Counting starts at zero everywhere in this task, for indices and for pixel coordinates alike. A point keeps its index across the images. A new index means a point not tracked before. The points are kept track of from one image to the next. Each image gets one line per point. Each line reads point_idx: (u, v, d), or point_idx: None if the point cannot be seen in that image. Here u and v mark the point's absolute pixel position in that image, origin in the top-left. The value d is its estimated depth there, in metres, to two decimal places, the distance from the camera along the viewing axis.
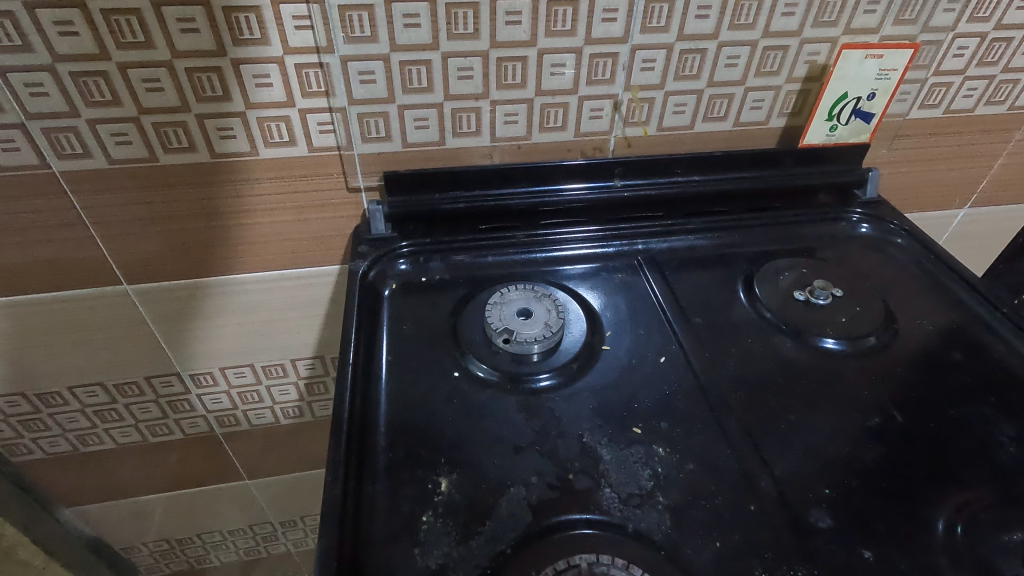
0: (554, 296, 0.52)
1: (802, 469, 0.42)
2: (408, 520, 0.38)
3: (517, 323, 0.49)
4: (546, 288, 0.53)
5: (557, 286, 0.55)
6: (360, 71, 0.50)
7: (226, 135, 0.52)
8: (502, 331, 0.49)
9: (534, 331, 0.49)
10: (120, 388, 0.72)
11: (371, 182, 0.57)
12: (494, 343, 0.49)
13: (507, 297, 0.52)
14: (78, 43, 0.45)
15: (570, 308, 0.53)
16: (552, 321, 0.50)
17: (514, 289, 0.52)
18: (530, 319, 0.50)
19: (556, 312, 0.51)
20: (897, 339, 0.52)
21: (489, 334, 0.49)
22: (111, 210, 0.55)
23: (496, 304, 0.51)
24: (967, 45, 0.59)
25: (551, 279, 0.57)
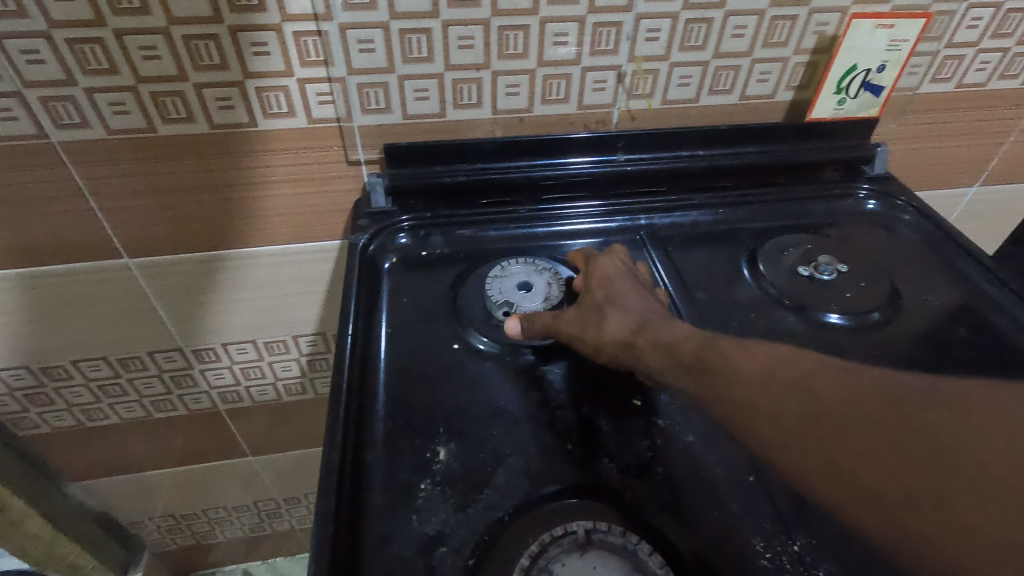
0: (557, 270, 0.52)
1: None
2: (406, 487, 0.39)
3: (518, 296, 0.49)
4: (548, 263, 0.53)
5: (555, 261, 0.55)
6: (359, 40, 0.49)
7: (225, 105, 0.51)
8: (503, 303, 0.49)
9: (528, 304, 0.49)
10: (124, 362, 0.72)
11: (371, 154, 0.57)
12: (493, 315, 0.49)
13: (508, 270, 0.52)
14: (73, 8, 0.44)
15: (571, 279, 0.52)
16: (552, 293, 0.50)
17: (515, 263, 0.52)
18: (531, 292, 0.50)
19: (557, 285, 0.50)
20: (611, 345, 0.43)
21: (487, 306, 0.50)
22: (110, 181, 0.54)
23: (496, 277, 0.51)
24: (982, 16, 0.58)
25: (550, 255, 0.57)
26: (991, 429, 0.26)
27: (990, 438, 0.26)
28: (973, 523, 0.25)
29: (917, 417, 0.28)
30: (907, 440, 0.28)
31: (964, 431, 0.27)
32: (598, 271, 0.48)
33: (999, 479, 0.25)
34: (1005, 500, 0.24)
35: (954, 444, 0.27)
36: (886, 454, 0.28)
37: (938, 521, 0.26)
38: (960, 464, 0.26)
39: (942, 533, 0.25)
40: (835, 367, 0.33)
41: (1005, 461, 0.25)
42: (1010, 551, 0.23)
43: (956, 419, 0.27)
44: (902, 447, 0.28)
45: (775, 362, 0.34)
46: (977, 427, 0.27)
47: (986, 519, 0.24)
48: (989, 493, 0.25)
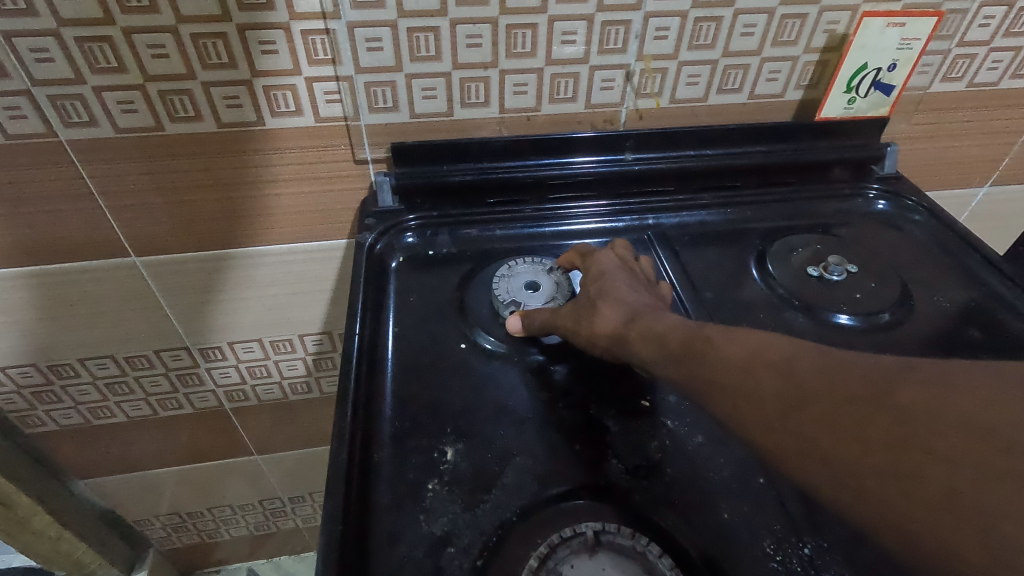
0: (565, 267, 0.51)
1: None
2: (414, 486, 0.38)
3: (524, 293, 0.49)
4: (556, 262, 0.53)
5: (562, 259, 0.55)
6: (367, 38, 0.49)
7: (233, 104, 0.51)
8: (510, 303, 0.49)
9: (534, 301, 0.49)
10: (130, 360, 0.72)
11: (378, 153, 0.57)
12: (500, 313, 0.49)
13: (515, 270, 0.52)
14: (82, 6, 0.44)
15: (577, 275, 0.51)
16: (560, 291, 0.49)
17: (522, 262, 0.52)
18: (538, 291, 0.50)
19: (565, 284, 0.50)
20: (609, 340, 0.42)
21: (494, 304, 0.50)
22: (118, 180, 0.55)
23: (504, 276, 0.51)
24: (994, 14, 0.57)
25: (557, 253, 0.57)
26: (961, 398, 0.25)
27: (958, 409, 0.25)
28: (944, 497, 0.24)
29: (891, 393, 0.27)
30: (880, 417, 0.27)
31: (933, 404, 0.26)
32: (595, 266, 0.48)
33: (963, 449, 0.24)
34: (976, 478, 0.23)
35: (924, 418, 0.26)
36: (859, 438, 0.27)
37: (911, 497, 0.25)
38: (927, 436, 0.25)
39: (916, 509, 0.25)
40: (816, 349, 0.32)
41: (979, 432, 0.24)
42: (979, 523, 0.23)
43: (928, 392, 0.26)
44: (874, 424, 0.27)
45: (758, 347, 0.34)
46: (947, 399, 0.26)
47: (956, 493, 0.24)
48: (959, 464, 0.24)
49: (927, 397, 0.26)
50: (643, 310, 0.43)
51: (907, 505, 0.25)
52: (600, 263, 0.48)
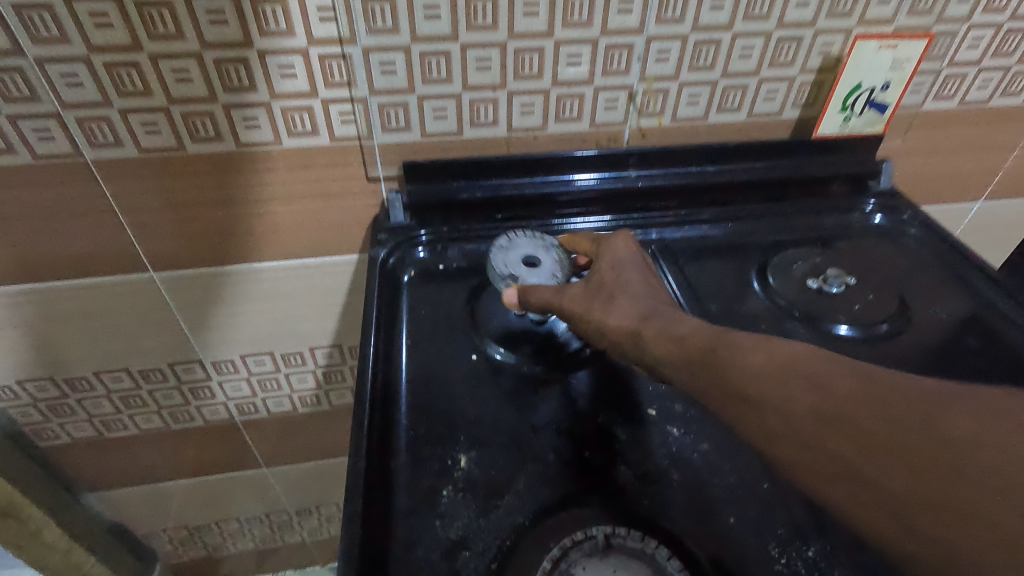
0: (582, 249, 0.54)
1: None
2: (429, 493, 0.40)
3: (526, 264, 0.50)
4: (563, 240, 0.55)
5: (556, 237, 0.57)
6: (381, 62, 0.51)
7: (252, 125, 0.53)
8: (508, 275, 0.49)
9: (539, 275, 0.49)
10: (145, 374, 0.74)
11: (390, 171, 0.59)
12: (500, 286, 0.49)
13: (514, 243, 0.52)
14: (112, 35, 0.47)
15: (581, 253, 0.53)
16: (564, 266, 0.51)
17: (522, 236, 0.53)
18: (537, 267, 0.50)
19: (563, 265, 0.51)
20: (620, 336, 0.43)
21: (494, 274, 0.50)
22: (140, 198, 0.57)
23: (502, 248, 0.51)
24: (982, 36, 0.59)
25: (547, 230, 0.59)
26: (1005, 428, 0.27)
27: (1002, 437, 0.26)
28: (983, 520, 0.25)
29: (916, 413, 0.29)
30: (922, 439, 0.28)
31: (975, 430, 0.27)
32: (608, 255, 0.49)
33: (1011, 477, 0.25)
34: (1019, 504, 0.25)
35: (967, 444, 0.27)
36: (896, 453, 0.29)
37: (948, 518, 0.26)
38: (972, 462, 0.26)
39: (941, 523, 0.27)
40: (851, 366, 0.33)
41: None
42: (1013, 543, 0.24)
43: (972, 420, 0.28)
44: (916, 446, 0.28)
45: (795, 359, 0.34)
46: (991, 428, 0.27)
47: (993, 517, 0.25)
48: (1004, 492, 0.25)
49: (970, 423, 0.28)
50: (661, 306, 0.43)
51: (940, 523, 0.27)
52: (614, 251, 0.49)
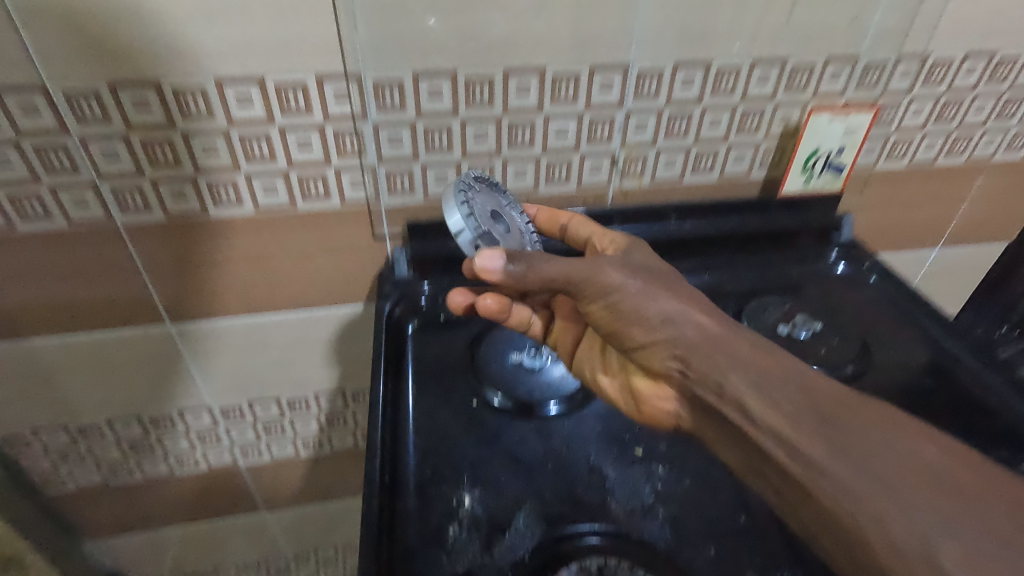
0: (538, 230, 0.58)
1: None
2: (437, 530, 0.43)
3: (497, 228, 0.51)
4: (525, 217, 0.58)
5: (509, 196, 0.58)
6: (389, 136, 0.57)
7: (271, 191, 0.59)
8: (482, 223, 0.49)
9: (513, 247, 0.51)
10: (155, 421, 0.77)
11: (394, 230, 0.64)
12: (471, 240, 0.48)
13: (492, 203, 0.54)
14: (150, 117, 0.52)
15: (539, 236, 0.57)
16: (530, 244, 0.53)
17: (498, 201, 0.55)
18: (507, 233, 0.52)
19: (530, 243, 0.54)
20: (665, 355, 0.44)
21: (465, 226, 0.49)
22: (164, 256, 0.61)
23: (482, 200, 0.53)
24: (923, 105, 0.67)
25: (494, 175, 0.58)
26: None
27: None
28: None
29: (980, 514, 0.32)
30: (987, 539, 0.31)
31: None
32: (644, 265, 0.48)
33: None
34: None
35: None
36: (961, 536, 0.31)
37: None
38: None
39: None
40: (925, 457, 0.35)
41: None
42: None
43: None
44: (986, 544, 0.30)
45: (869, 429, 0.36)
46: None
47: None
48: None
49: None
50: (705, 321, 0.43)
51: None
52: (632, 250, 0.50)
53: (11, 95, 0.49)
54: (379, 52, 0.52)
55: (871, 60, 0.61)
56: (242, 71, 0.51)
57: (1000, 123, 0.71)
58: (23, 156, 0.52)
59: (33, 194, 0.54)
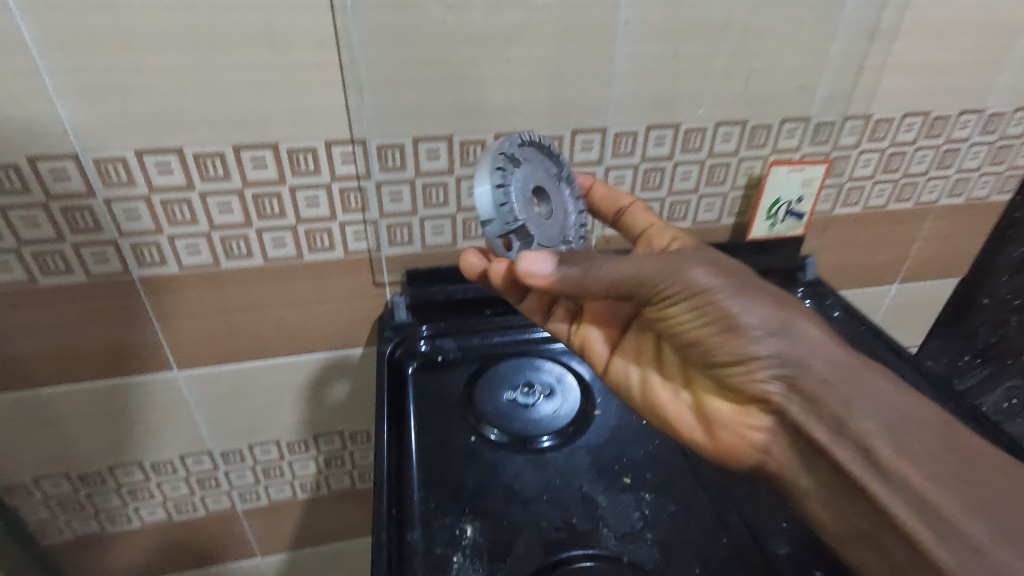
0: (579, 214, 0.56)
1: (760, 508, 0.51)
2: (442, 560, 0.46)
3: (531, 216, 0.49)
4: (566, 198, 0.55)
5: (555, 168, 0.54)
6: (391, 193, 0.62)
7: (280, 244, 0.63)
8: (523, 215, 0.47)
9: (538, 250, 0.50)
10: (157, 466, 0.79)
11: (394, 278, 0.69)
12: (497, 237, 0.47)
13: (535, 177, 0.51)
14: (171, 179, 0.57)
15: (575, 224, 0.55)
16: (558, 243, 0.52)
17: (540, 170, 0.52)
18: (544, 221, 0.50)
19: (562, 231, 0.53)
20: (758, 370, 0.45)
21: (494, 216, 0.46)
22: (176, 306, 0.65)
23: (527, 176, 0.50)
24: (871, 158, 0.75)
25: (546, 142, 0.54)
26: None
27: None
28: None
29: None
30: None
31: None
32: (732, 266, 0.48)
33: None
34: None
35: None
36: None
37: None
38: None
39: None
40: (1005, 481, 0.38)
41: None
42: None
43: None
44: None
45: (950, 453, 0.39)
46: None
47: None
48: None
49: None
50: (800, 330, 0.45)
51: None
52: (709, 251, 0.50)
53: (44, 163, 0.53)
54: (383, 120, 0.58)
55: (822, 119, 0.68)
56: (259, 138, 0.56)
57: (941, 172, 0.79)
58: (50, 217, 0.56)
59: (57, 252, 0.58)
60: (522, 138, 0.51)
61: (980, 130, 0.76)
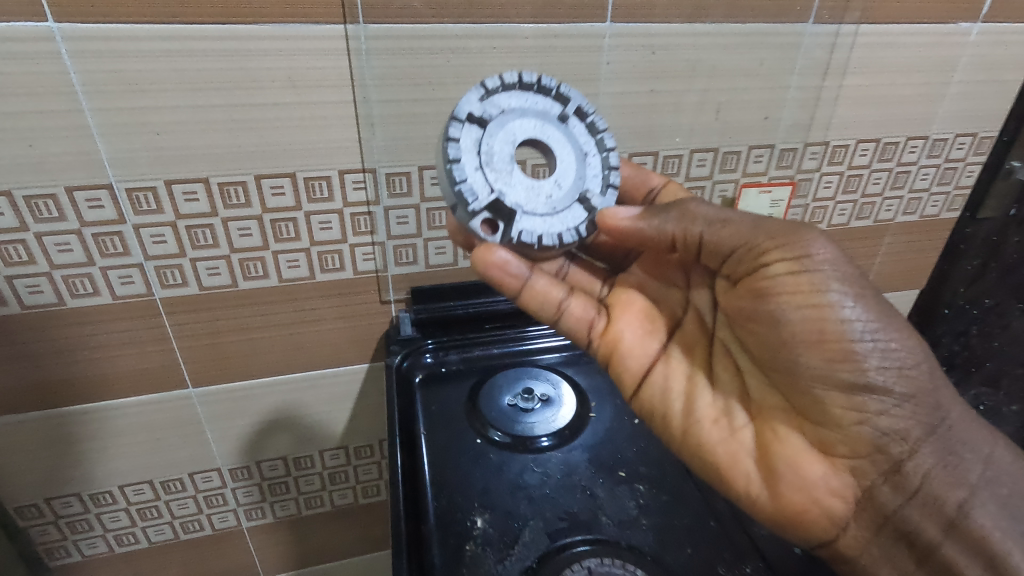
0: (603, 152, 0.54)
1: None
2: (456, 549, 0.50)
3: (508, 184, 0.50)
4: (582, 138, 0.53)
5: (560, 106, 0.52)
6: (398, 216, 0.68)
7: (294, 265, 0.68)
8: (491, 190, 0.50)
9: (535, 222, 0.51)
10: (166, 484, 0.81)
11: (399, 296, 0.74)
12: (468, 223, 0.50)
13: (514, 132, 0.51)
14: (196, 207, 0.61)
15: (597, 167, 0.54)
16: (564, 205, 0.52)
17: (523, 119, 0.51)
18: (527, 184, 0.51)
19: (559, 182, 0.52)
20: (861, 398, 0.48)
21: (456, 203, 0.49)
22: (194, 325, 0.69)
23: (500, 139, 0.50)
24: (832, 180, 0.83)
25: (534, 79, 0.51)
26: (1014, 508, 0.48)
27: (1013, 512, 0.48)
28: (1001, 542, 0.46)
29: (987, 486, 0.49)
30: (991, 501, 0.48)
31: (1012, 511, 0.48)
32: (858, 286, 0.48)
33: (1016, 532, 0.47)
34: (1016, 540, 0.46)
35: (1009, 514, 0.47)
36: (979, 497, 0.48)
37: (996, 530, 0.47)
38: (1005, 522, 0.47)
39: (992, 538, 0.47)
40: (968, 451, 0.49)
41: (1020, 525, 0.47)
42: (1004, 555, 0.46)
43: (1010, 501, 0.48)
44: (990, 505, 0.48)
45: (942, 436, 0.49)
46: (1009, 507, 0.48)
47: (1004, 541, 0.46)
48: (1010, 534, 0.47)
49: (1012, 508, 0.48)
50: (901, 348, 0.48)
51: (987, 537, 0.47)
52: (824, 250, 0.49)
53: (80, 193, 0.58)
54: (392, 151, 0.63)
55: (786, 146, 0.76)
56: (279, 168, 0.62)
57: (895, 192, 0.87)
58: (81, 241, 0.60)
59: (85, 275, 0.62)
60: (495, 86, 0.50)
61: (927, 154, 0.85)
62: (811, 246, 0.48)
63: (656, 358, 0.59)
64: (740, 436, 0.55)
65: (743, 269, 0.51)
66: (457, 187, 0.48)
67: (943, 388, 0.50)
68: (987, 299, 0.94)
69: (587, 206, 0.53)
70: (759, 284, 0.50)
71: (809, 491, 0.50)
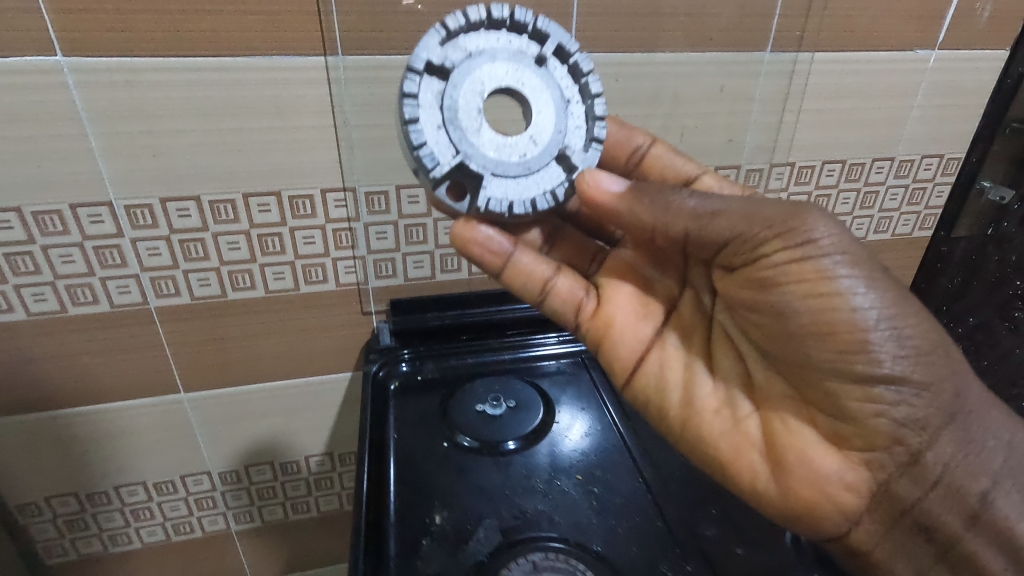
0: (586, 100, 0.55)
1: (686, 504, 0.58)
2: (412, 543, 0.53)
3: (476, 142, 0.52)
4: (564, 85, 0.54)
5: (537, 47, 0.53)
6: (378, 232, 0.72)
7: (280, 277, 0.72)
8: (456, 151, 0.51)
9: (506, 185, 0.53)
10: (159, 486, 0.85)
11: (379, 307, 0.78)
12: (434, 190, 0.53)
13: (482, 84, 0.51)
14: (189, 222, 0.67)
15: (580, 117, 0.55)
16: (540, 164, 0.54)
17: (496, 67, 0.52)
18: (496, 141, 0.52)
19: (532, 138, 0.53)
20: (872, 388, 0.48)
21: (420, 168, 0.52)
22: (187, 333, 0.74)
23: (468, 93, 0.51)
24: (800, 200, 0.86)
25: (505, 17, 0.52)
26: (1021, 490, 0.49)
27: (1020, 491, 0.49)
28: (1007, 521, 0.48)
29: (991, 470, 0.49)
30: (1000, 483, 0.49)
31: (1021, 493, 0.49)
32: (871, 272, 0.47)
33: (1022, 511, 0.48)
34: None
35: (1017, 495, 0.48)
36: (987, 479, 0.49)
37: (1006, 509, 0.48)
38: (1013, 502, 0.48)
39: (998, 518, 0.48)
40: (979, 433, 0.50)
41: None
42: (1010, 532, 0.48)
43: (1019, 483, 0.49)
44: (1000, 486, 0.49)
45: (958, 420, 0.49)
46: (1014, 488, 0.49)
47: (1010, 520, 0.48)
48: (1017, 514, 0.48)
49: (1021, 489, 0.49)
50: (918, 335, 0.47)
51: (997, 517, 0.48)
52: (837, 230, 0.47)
53: (83, 210, 0.63)
54: (372, 171, 0.68)
55: (751, 167, 0.79)
56: (263, 188, 0.66)
57: (865, 212, 0.90)
58: (82, 253, 0.66)
59: (86, 284, 0.67)
60: (463, 33, 0.51)
61: (895, 174, 0.88)
62: (812, 231, 0.46)
63: (654, 343, 0.61)
64: (744, 428, 0.56)
65: (743, 257, 0.49)
66: (419, 152, 0.50)
67: (959, 376, 0.49)
68: (971, 316, 0.93)
69: (565, 164, 0.55)
70: (760, 275, 0.49)
71: (819, 485, 0.51)
